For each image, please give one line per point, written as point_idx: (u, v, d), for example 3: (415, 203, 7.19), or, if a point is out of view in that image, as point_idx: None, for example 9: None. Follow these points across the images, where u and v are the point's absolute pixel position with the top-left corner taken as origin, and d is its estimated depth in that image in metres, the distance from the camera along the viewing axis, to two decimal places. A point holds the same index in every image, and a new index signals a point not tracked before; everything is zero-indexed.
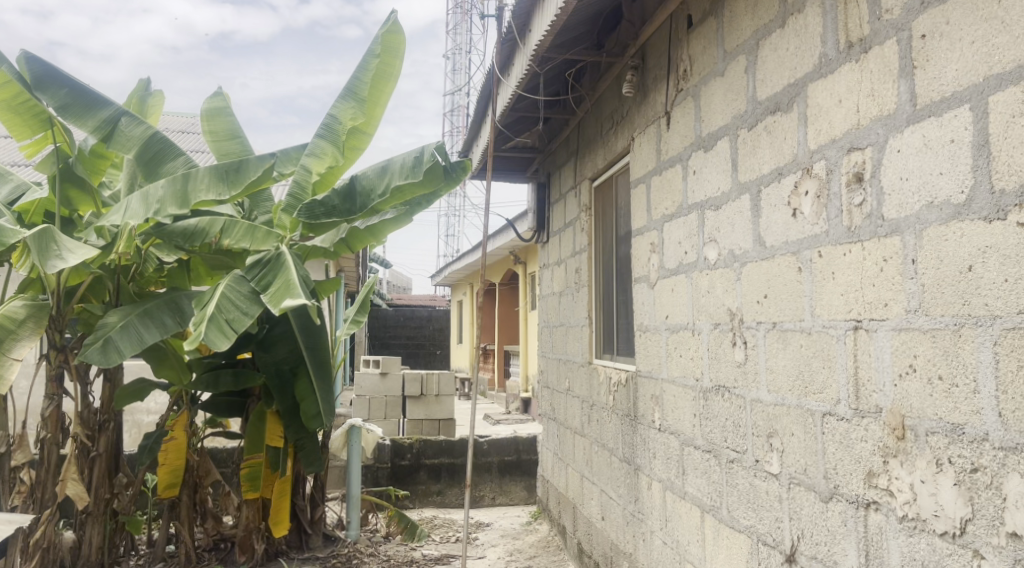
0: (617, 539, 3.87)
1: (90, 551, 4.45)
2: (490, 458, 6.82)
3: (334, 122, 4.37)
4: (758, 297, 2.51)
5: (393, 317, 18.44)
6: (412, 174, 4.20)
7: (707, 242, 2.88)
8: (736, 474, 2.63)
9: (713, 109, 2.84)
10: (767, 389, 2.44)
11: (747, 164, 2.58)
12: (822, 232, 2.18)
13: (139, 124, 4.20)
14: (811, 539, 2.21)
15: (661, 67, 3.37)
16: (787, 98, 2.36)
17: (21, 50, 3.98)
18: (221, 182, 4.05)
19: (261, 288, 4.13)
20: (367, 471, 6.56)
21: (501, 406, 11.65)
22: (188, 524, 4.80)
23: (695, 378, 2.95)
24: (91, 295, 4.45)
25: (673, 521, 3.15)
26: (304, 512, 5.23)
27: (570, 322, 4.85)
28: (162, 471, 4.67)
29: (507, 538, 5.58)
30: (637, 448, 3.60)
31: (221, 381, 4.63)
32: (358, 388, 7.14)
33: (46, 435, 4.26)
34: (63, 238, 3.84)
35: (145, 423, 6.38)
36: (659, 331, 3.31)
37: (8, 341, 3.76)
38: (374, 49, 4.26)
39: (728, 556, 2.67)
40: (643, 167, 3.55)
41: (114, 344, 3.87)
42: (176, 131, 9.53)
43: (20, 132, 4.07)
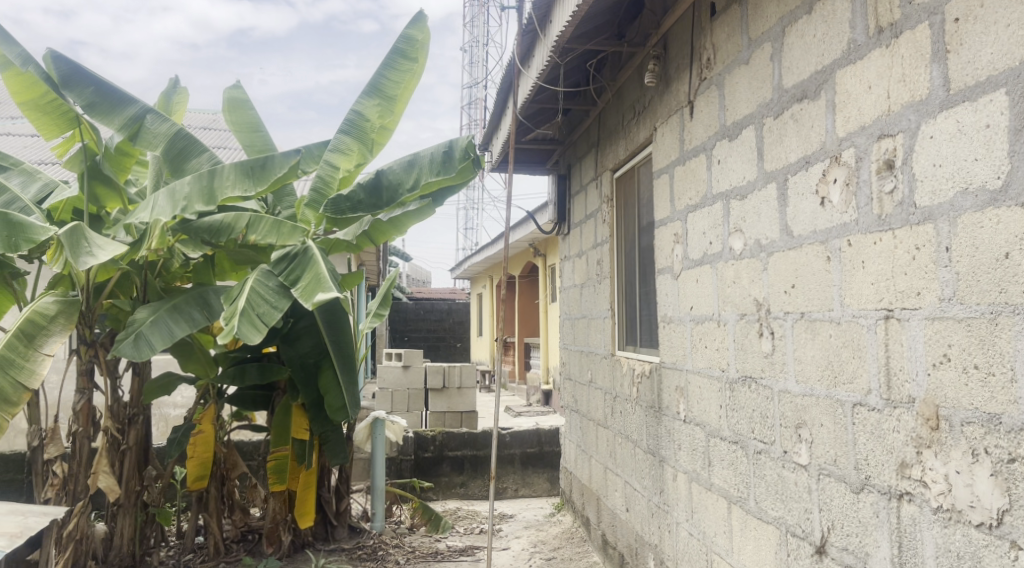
0: (642, 531, 3.86)
1: (122, 542, 4.54)
2: (513, 450, 6.84)
3: (359, 119, 4.36)
4: (785, 287, 2.49)
5: (413, 310, 18.51)
6: (443, 169, 4.35)
7: (732, 232, 2.86)
8: (764, 465, 2.61)
9: (738, 97, 2.82)
10: (796, 380, 2.42)
11: (774, 153, 2.56)
12: (852, 220, 2.15)
13: (163, 122, 4.24)
14: (842, 531, 2.20)
15: (684, 56, 3.34)
16: (815, 85, 2.33)
17: (47, 48, 4.01)
18: (247, 178, 4.08)
19: (291, 283, 4.19)
20: (391, 463, 6.61)
21: (523, 398, 11.68)
22: (217, 515, 4.88)
23: (721, 368, 2.93)
24: (119, 291, 4.50)
25: (699, 512, 3.14)
26: (330, 504, 5.26)
27: (592, 314, 4.84)
28: (191, 464, 4.71)
29: (531, 529, 5.61)
30: (662, 440, 3.58)
31: (247, 375, 4.69)
32: (381, 381, 7.15)
33: (77, 429, 4.33)
34: (93, 236, 3.89)
35: (172, 417, 6.46)
36: (683, 322, 3.30)
37: (40, 336, 3.82)
38: (400, 47, 4.27)
39: (756, 547, 2.66)
40: (666, 157, 3.53)
41: (145, 339, 3.92)
42: (196, 128, 9.59)
43: (48, 131, 4.09)
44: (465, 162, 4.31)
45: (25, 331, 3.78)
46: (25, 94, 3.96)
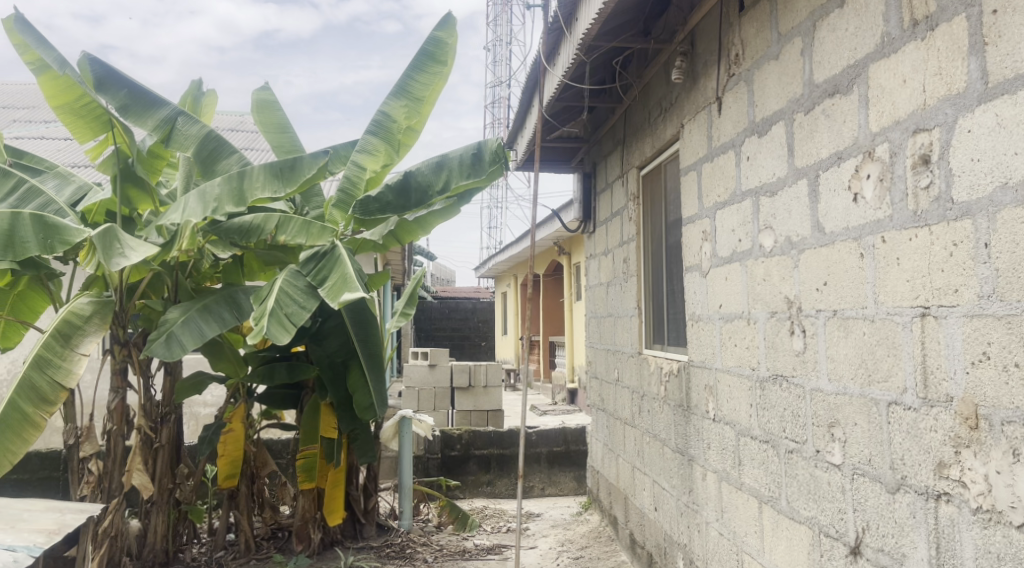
0: (671, 531, 3.83)
1: (156, 539, 4.62)
2: (539, 449, 6.83)
3: (386, 120, 4.38)
4: (817, 284, 2.46)
5: (438, 309, 18.58)
6: (474, 172, 4.41)
7: (763, 229, 2.83)
8: (796, 465, 2.58)
9: (767, 92, 2.79)
10: (829, 378, 2.39)
11: (805, 149, 2.53)
12: (886, 216, 2.12)
13: (194, 123, 4.30)
14: (878, 531, 2.16)
15: (711, 52, 3.32)
16: (848, 79, 2.30)
17: (81, 52, 4.08)
18: (277, 179, 4.13)
19: (318, 283, 4.22)
20: (418, 461, 6.64)
21: (548, 397, 11.67)
22: (247, 513, 4.93)
23: (751, 367, 2.90)
24: (151, 291, 4.56)
25: (729, 512, 3.11)
26: (358, 502, 5.29)
27: (618, 312, 4.82)
28: (222, 462, 4.77)
29: (558, 528, 5.60)
30: (690, 439, 3.56)
31: (276, 374, 4.73)
32: (407, 380, 7.18)
33: (112, 427, 4.41)
34: (125, 237, 3.96)
35: (202, 416, 6.55)
36: (712, 320, 3.27)
37: (76, 336, 3.88)
38: (428, 49, 4.28)
39: (788, 547, 2.64)
40: (693, 154, 3.50)
41: (177, 339, 3.97)
42: (225, 129, 9.70)
43: (82, 134, 4.16)
44: (494, 164, 4.39)
45: (62, 331, 3.85)
46: (61, 98, 4.01)
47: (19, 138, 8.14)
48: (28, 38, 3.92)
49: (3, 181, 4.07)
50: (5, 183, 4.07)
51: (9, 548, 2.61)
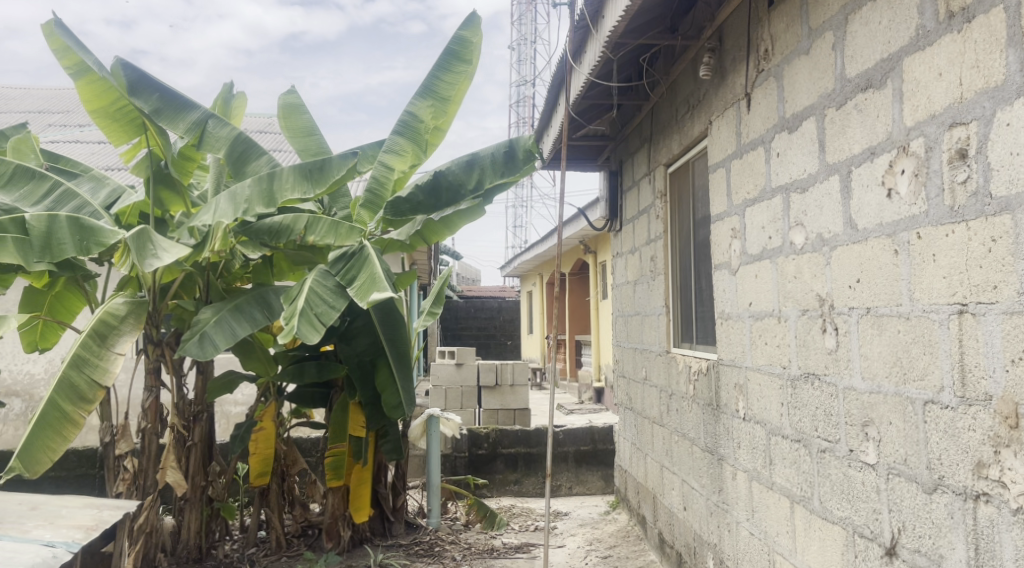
0: (701, 530, 3.81)
1: (189, 536, 4.69)
2: (566, 448, 6.82)
3: (412, 120, 4.39)
4: (850, 282, 2.43)
5: (464, 308, 18.65)
6: (508, 171, 4.47)
7: (793, 226, 2.80)
8: (829, 464, 2.55)
9: (797, 88, 2.76)
10: (862, 377, 2.36)
11: (837, 144, 2.49)
12: (921, 212, 2.09)
13: (225, 126, 4.32)
14: (913, 532, 2.13)
15: (740, 47, 3.29)
16: (881, 73, 2.26)
17: (115, 56, 4.13)
18: (306, 180, 4.16)
19: (347, 283, 4.25)
20: (446, 460, 6.67)
21: (575, 396, 11.65)
22: (278, 510, 4.99)
23: (782, 365, 2.87)
24: (183, 292, 4.63)
25: (760, 511, 3.09)
26: (387, 500, 5.33)
27: (646, 311, 4.80)
28: (253, 459, 4.81)
29: (586, 528, 5.59)
30: (720, 438, 3.53)
31: (306, 372, 4.78)
32: (434, 379, 7.21)
33: (146, 425, 4.48)
34: (158, 238, 4.02)
35: (233, 414, 6.64)
36: (742, 319, 3.25)
37: (112, 336, 3.96)
38: (453, 48, 4.29)
39: (821, 547, 2.61)
40: (722, 151, 3.48)
41: (209, 339, 4.03)
42: (253, 131, 9.81)
43: (119, 137, 4.29)
44: (527, 161, 4.39)
45: (98, 331, 3.92)
46: (98, 101, 4.17)
47: (55, 142, 8.31)
48: (69, 42, 4.01)
49: (40, 184, 4.16)
50: (42, 185, 4.15)
51: (48, 543, 2.66)
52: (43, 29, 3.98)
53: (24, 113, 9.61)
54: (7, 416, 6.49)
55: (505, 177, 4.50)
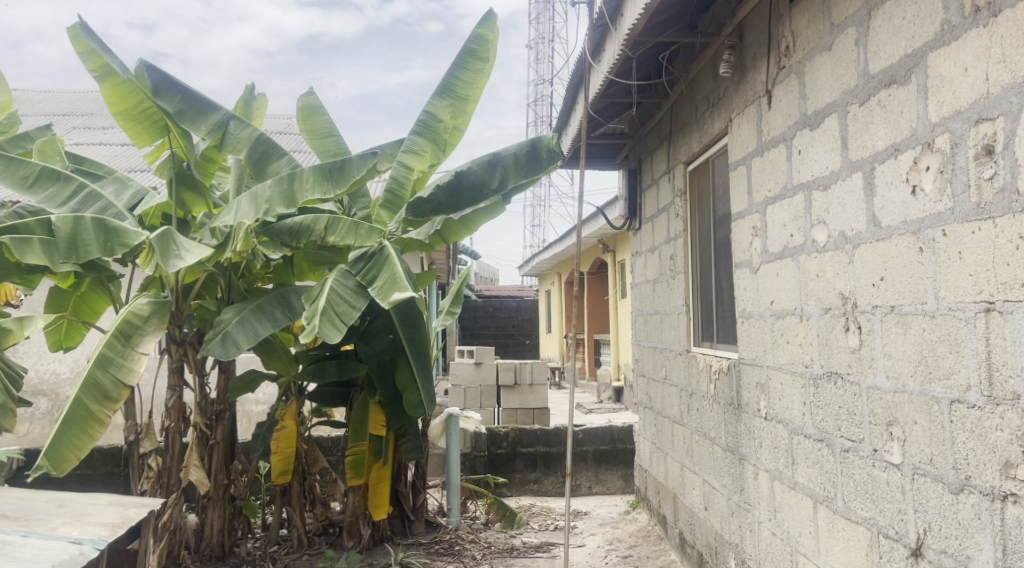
0: (722, 530, 3.79)
1: (212, 534, 4.74)
2: (586, 447, 6.81)
3: (431, 120, 4.41)
4: (873, 280, 2.40)
5: (483, 308, 18.66)
6: (532, 170, 4.45)
7: (815, 224, 2.77)
8: (852, 464, 2.53)
9: (819, 85, 2.74)
10: (886, 376, 2.34)
11: (860, 141, 2.47)
12: (946, 209, 2.06)
13: (246, 127, 4.37)
14: (939, 532, 2.11)
15: (761, 44, 3.26)
16: (905, 69, 2.24)
17: (138, 59, 4.17)
18: (326, 181, 4.19)
19: (367, 283, 4.27)
20: (465, 459, 6.69)
21: (594, 395, 11.63)
22: (300, 509, 5.02)
23: (805, 364, 2.85)
24: (205, 292, 4.68)
25: (783, 511, 3.06)
26: (407, 499, 5.35)
27: (665, 310, 4.78)
28: (275, 458, 4.84)
29: (606, 527, 5.57)
30: (741, 438, 3.51)
31: (327, 372, 4.82)
32: (453, 378, 7.24)
33: (170, 424, 4.54)
34: (181, 239, 4.06)
35: (255, 413, 6.70)
36: (763, 317, 3.22)
37: (136, 336, 4.00)
38: (470, 47, 4.30)
39: (845, 548, 2.58)
40: (742, 149, 3.45)
41: (232, 339, 4.07)
42: (273, 133, 9.88)
43: (142, 139, 4.33)
44: (550, 161, 4.39)
45: (122, 331, 3.97)
46: (121, 104, 4.21)
47: (79, 145, 8.43)
48: (93, 46, 4.05)
49: (65, 185, 4.21)
50: (67, 186, 4.21)
51: (75, 540, 2.69)
52: (68, 33, 4.02)
53: (48, 117, 9.74)
54: (33, 415, 6.59)
55: (527, 177, 4.49)
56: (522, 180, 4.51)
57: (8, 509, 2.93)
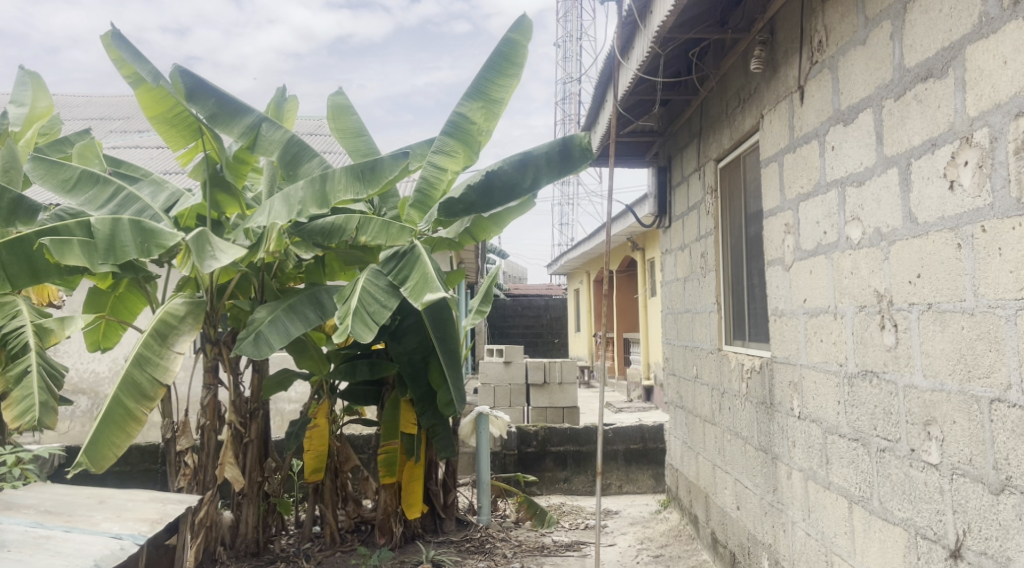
0: (755, 530, 3.75)
1: (247, 530, 4.81)
2: (616, 446, 6.78)
3: (463, 121, 4.40)
4: (910, 277, 2.36)
5: (511, 307, 18.67)
6: (564, 168, 4.41)
7: (850, 221, 2.74)
8: (888, 464, 2.50)
9: (853, 79, 2.70)
10: (923, 375, 2.30)
11: (895, 137, 2.44)
12: (986, 205, 2.03)
13: (278, 129, 4.42)
14: (980, 534, 2.07)
15: (793, 39, 3.22)
16: (942, 63, 2.20)
17: (172, 64, 4.25)
18: (359, 182, 4.22)
19: (399, 282, 4.30)
20: (495, 457, 6.72)
21: (623, 394, 11.58)
22: (332, 506, 5.07)
23: (839, 363, 2.82)
24: (239, 292, 4.76)
25: (818, 512, 3.02)
26: (437, 497, 5.37)
27: (696, 308, 4.74)
28: (308, 456, 4.90)
29: (636, 527, 5.56)
30: (774, 437, 3.48)
31: (358, 371, 4.85)
32: (483, 377, 7.26)
33: (205, 422, 4.61)
34: (215, 240, 4.12)
35: (287, 412, 6.79)
36: (796, 315, 3.19)
37: (171, 336, 4.07)
38: (502, 51, 4.30)
39: (882, 549, 2.55)
40: (774, 145, 3.42)
41: (265, 338, 4.12)
42: (304, 134, 9.99)
43: (177, 143, 4.42)
44: (583, 159, 4.35)
45: (158, 331, 4.04)
46: (155, 109, 4.28)
47: (116, 148, 8.59)
48: (126, 54, 4.14)
49: (103, 188, 4.30)
50: (105, 189, 4.29)
51: (116, 535, 2.75)
52: (102, 42, 4.14)
53: (86, 121, 9.94)
54: (74, 413, 6.73)
55: (561, 175, 4.45)
56: (555, 178, 4.48)
57: (51, 504, 3.00)
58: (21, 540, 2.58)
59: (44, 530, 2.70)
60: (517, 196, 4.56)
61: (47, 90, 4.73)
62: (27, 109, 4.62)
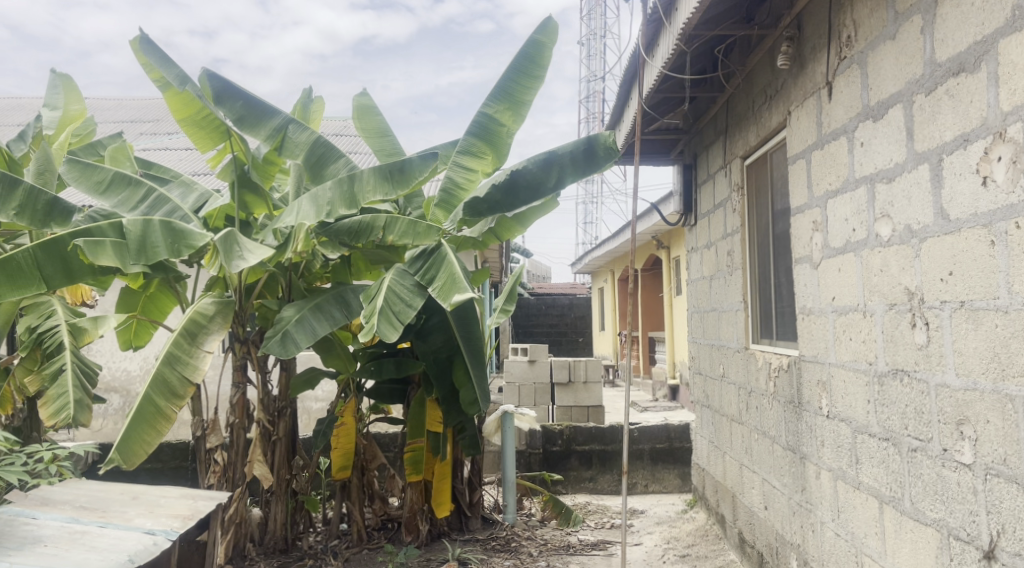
0: (784, 530, 3.71)
1: (276, 527, 4.86)
2: (641, 445, 6.76)
3: (488, 123, 4.41)
4: (941, 275, 2.33)
5: (536, 306, 18.68)
6: (588, 167, 4.41)
7: (880, 218, 2.70)
8: (920, 463, 2.47)
9: (883, 74, 2.67)
10: (956, 374, 2.27)
11: (926, 132, 2.40)
12: (1020, 201, 1.99)
13: (304, 130, 4.47)
14: (1014, 535, 2.04)
15: (821, 34, 3.19)
16: (973, 57, 2.17)
17: (200, 68, 4.31)
18: (387, 183, 4.25)
19: (426, 282, 4.32)
20: (520, 456, 6.73)
21: (649, 393, 11.53)
22: (359, 504, 5.11)
23: (869, 362, 2.79)
24: (267, 291, 4.81)
25: (847, 512, 2.99)
26: (463, 495, 5.39)
27: (723, 306, 4.71)
28: (335, 454, 4.94)
29: (663, 526, 5.54)
30: (802, 437, 3.45)
31: (384, 369, 4.88)
32: (508, 376, 7.25)
33: (235, 421, 4.68)
34: (243, 241, 4.17)
35: (314, 410, 6.86)
36: (825, 313, 3.16)
37: (201, 335, 4.12)
38: (527, 52, 4.30)
39: (913, 550, 2.52)
40: (801, 141, 3.39)
41: (291, 337, 4.17)
42: (329, 135, 10.08)
43: (206, 145, 4.48)
44: (608, 158, 4.35)
45: (188, 330, 4.09)
46: (184, 111, 4.29)
47: (146, 150, 8.73)
48: (154, 58, 4.20)
49: (135, 190, 4.37)
50: (137, 190, 4.36)
51: (149, 531, 2.80)
52: (130, 47, 4.20)
53: (118, 123, 10.11)
54: (107, 411, 6.85)
55: (585, 174, 4.45)
56: (580, 176, 4.48)
57: (86, 500, 3.05)
58: (58, 535, 2.64)
59: (80, 526, 2.75)
60: (541, 195, 4.55)
61: (78, 93, 4.81)
62: (60, 113, 4.72)
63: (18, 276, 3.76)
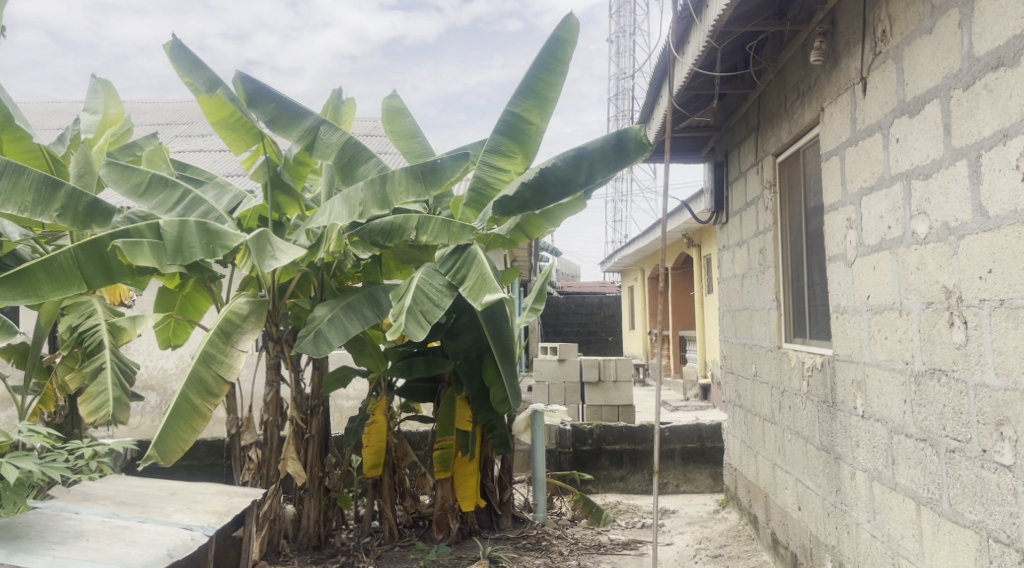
0: (818, 531, 3.68)
1: (309, 524, 4.91)
2: (673, 445, 6.72)
3: (515, 121, 4.43)
4: (980, 273, 2.29)
5: (565, 304, 18.67)
6: (619, 162, 4.39)
7: (916, 215, 2.66)
8: (958, 465, 2.43)
9: (919, 69, 2.62)
10: (995, 373, 2.23)
11: (963, 128, 2.36)
12: None
13: (335, 131, 4.51)
14: None
15: (855, 29, 3.14)
16: (1013, 51, 2.13)
17: (233, 71, 4.37)
18: (419, 184, 4.29)
19: (456, 282, 4.33)
20: (551, 455, 6.74)
21: (680, 392, 11.45)
22: (390, 502, 5.14)
23: (905, 361, 2.74)
24: (299, 291, 4.86)
25: (883, 514, 2.96)
26: (494, 494, 5.42)
27: (755, 305, 4.66)
28: (367, 451, 4.99)
29: (694, 526, 5.51)
30: (836, 437, 3.41)
31: (415, 368, 4.90)
32: (538, 375, 7.27)
33: (269, 418, 4.73)
34: (275, 241, 4.22)
35: (346, 408, 6.93)
36: (860, 312, 3.12)
37: (235, 334, 4.18)
38: (550, 49, 4.29)
39: (951, 552, 2.48)
40: (835, 138, 3.35)
41: (324, 336, 4.21)
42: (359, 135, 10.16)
43: (240, 147, 4.54)
44: (639, 153, 4.33)
45: (222, 329, 4.15)
46: (218, 114, 4.41)
47: (182, 152, 8.89)
48: (187, 63, 4.27)
49: (172, 192, 4.44)
50: (173, 192, 4.43)
51: (187, 526, 2.85)
52: (164, 52, 4.28)
53: (154, 125, 10.31)
54: (144, 409, 6.99)
55: (615, 169, 4.43)
56: (610, 172, 4.46)
57: (126, 496, 3.12)
58: (100, 530, 2.70)
59: (121, 521, 2.81)
60: (571, 191, 4.54)
61: (117, 97, 4.92)
62: (99, 116, 4.82)
63: (60, 276, 3.85)
